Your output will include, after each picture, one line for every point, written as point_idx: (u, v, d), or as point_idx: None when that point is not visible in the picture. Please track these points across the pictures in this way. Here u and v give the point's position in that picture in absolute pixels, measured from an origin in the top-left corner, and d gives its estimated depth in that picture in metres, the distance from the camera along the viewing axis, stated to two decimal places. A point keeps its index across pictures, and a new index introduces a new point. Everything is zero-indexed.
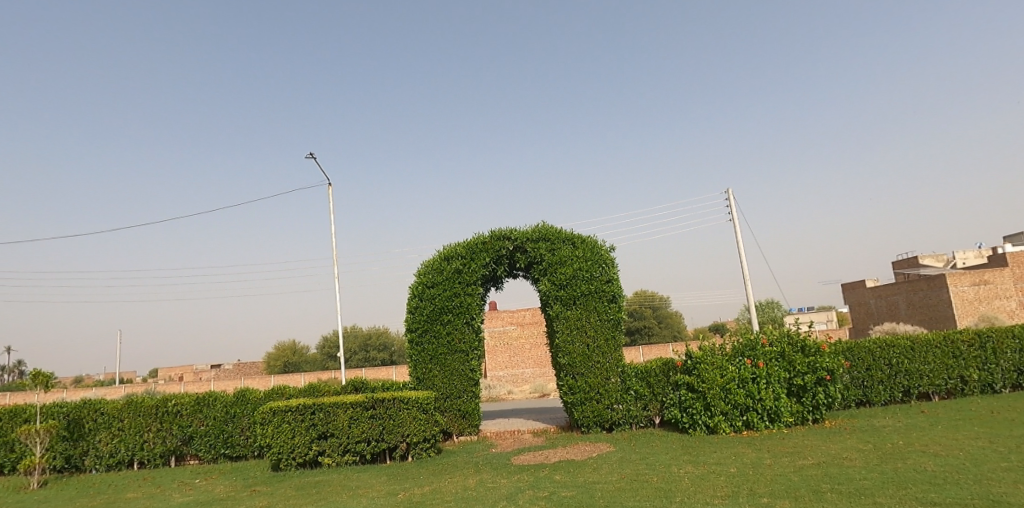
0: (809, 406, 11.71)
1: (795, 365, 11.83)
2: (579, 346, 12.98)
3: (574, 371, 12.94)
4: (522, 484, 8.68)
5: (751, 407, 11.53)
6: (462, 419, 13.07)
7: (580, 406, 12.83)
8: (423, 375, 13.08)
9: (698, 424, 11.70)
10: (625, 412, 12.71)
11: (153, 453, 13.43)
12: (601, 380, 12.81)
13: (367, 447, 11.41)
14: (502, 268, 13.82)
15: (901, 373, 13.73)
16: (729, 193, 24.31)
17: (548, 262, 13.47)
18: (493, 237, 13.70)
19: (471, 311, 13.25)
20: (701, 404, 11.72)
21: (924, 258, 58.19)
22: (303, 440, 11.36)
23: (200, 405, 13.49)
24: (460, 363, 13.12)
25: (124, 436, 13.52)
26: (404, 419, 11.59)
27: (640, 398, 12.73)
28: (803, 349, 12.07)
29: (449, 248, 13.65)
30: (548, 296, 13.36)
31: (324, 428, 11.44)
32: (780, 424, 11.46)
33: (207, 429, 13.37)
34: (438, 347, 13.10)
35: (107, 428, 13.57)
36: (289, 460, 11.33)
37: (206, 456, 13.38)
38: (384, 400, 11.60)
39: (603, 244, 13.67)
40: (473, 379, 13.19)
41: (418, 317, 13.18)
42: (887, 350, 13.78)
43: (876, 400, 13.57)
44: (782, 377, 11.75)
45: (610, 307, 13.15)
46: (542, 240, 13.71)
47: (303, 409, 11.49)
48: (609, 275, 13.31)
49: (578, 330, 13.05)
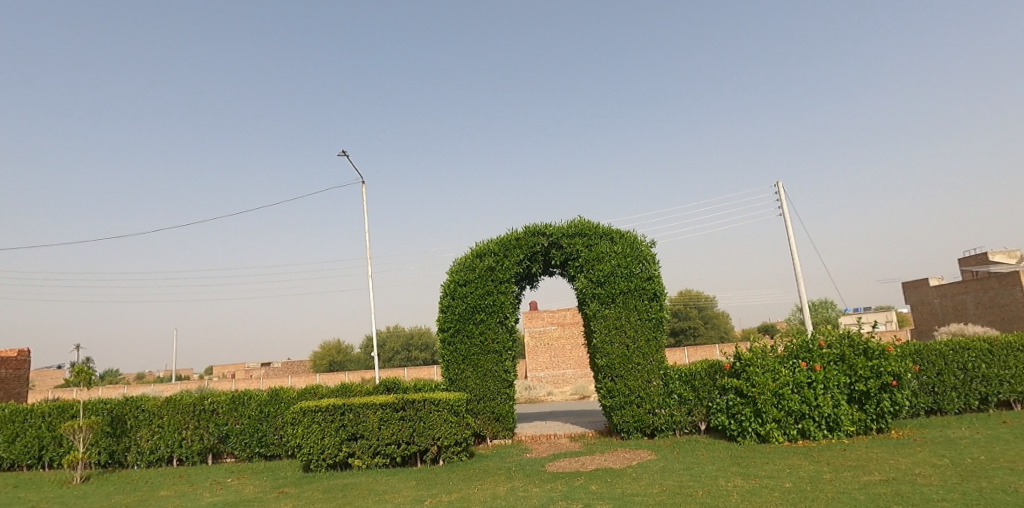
0: (872, 414, 10.69)
1: (856, 369, 10.83)
2: (618, 347, 12.31)
3: (613, 374, 12.28)
4: (555, 495, 8.11)
5: (807, 415, 10.61)
6: (496, 422, 12.60)
7: (620, 410, 12.15)
8: (455, 376, 12.68)
9: (747, 432, 10.86)
10: (668, 417, 11.97)
11: (190, 450, 13.52)
12: (642, 383, 12.10)
13: (397, 450, 11.07)
14: (537, 265, 13.28)
15: (978, 378, 12.46)
16: (778, 187, 23.06)
17: (585, 259, 12.86)
18: (527, 233, 13.17)
19: (505, 310, 12.77)
20: (750, 410, 10.87)
21: (994, 254, 54.33)
22: (332, 441, 11.13)
23: (236, 403, 13.49)
24: (493, 364, 12.66)
25: (163, 433, 13.66)
26: (435, 422, 11.20)
27: (684, 402, 11.96)
28: (865, 352, 11.03)
29: (482, 245, 13.19)
30: (585, 295, 12.74)
31: (354, 429, 11.17)
32: (840, 434, 10.51)
33: (242, 427, 13.36)
34: (470, 347, 12.67)
35: (147, 425, 13.75)
36: (319, 462, 11.13)
37: (242, 454, 13.37)
38: (414, 402, 11.26)
39: (643, 239, 12.95)
40: (507, 380, 12.70)
41: (450, 316, 12.78)
42: (961, 353, 12.53)
43: (949, 408, 12.36)
44: (842, 383, 10.77)
45: (651, 306, 12.43)
46: (579, 236, 13.09)
47: (332, 409, 11.26)
48: (650, 272, 12.58)
49: (616, 330, 12.37)
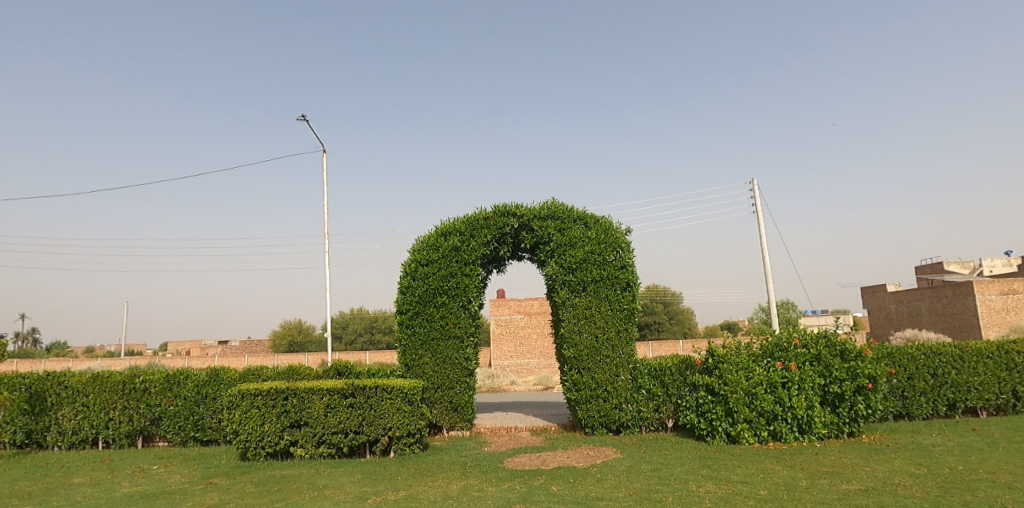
0: (845, 417, 10.31)
1: (831, 370, 10.41)
2: (587, 338, 11.65)
3: (580, 366, 11.62)
4: (512, 496, 7.39)
5: (779, 416, 10.15)
6: (453, 413, 11.82)
7: (585, 404, 11.51)
8: (412, 361, 11.84)
9: (717, 432, 10.35)
10: (635, 413, 11.39)
11: (118, 432, 12.37)
12: (609, 377, 11.48)
13: (344, 440, 10.21)
14: (505, 248, 12.50)
15: (947, 384, 12.25)
16: (754, 184, 22.73)
17: (557, 243, 12.12)
18: (496, 213, 12.36)
19: (468, 293, 11.95)
20: (722, 410, 10.35)
21: (949, 264, 56.02)
22: (273, 428, 10.19)
23: (170, 383, 12.36)
24: (453, 350, 11.85)
25: (88, 413, 12.47)
26: (387, 410, 10.36)
27: (652, 398, 11.41)
28: (841, 353, 10.62)
29: (448, 223, 12.32)
30: (554, 281, 12.02)
31: (297, 416, 10.25)
32: (811, 436, 10.09)
33: (177, 409, 12.28)
34: (430, 332, 11.83)
35: (70, 403, 12.53)
36: (257, 450, 10.18)
37: (175, 439, 12.30)
38: (365, 388, 10.37)
39: (618, 226, 12.29)
40: (467, 369, 11.92)
41: (410, 298, 11.90)
42: (932, 358, 12.29)
43: (917, 413, 12.12)
44: (817, 384, 10.34)
45: (623, 296, 11.80)
46: (551, 219, 12.35)
47: (274, 393, 10.28)
48: (624, 261, 11.94)
49: (586, 320, 11.70)
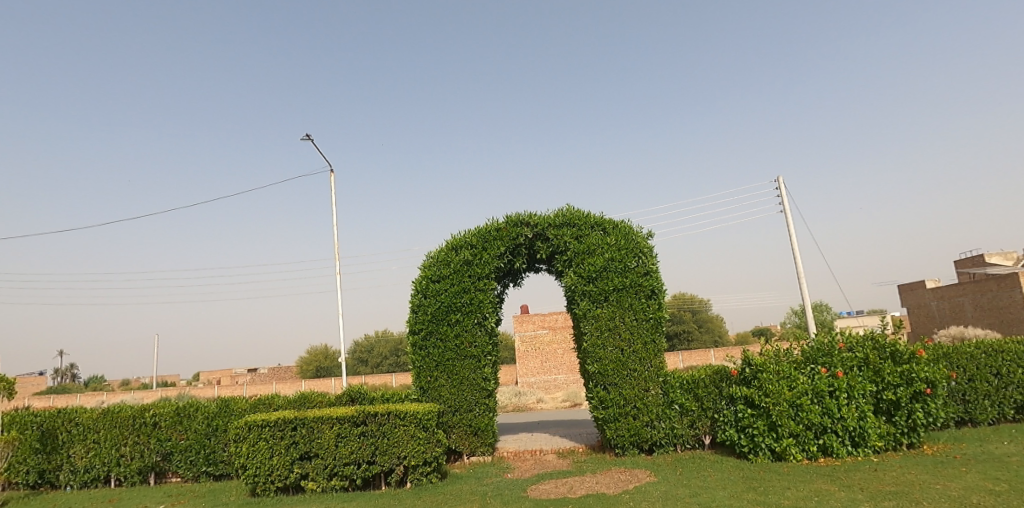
0: (903, 427, 9.34)
1: (884, 375, 9.46)
2: (612, 351, 10.87)
3: (606, 381, 10.84)
4: None
5: (829, 428, 9.22)
6: (474, 437, 11.14)
7: (614, 423, 10.71)
8: (427, 384, 11.20)
9: (760, 449, 9.44)
10: (668, 431, 10.55)
11: (129, 469, 11.94)
12: (638, 392, 10.67)
13: (357, 471, 9.59)
14: (520, 260, 11.86)
15: (1012, 384, 11.14)
16: (779, 182, 21.80)
17: (575, 252, 11.43)
18: (509, 223, 11.74)
19: (483, 310, 11.31)
20: (764, 424, 9.46)
21: (991, 256, 53.46)
22: (282, 461, 9.63)
23: (180, 416, 11.93)
24: (470, 370, 11.19)
25: (99, 450, 12.08)
26: (400, 438, 9.72)
27: (686, 413, 10.57)
28: (893, 356, 9.67)
29: (458, 236, 11.74)
30: (574, 292, 11.30)
31: (307, 447, 9.67)
32: (866, 450, 9.15)
33: (188, 443, 11.82)
34: (444, 352, 11.19)
35: (82, 440, 12.17)
36: (267, 485, 9.61)
37: (187, 474, 11.82)
38: (376, 415, 9.76)
39: (639, 231, 11.56)
40: (486, 390, 11.24)
41: (422, 317, 11.30)
42: (994, 357, 11.20)
43: (982, 418, 11.01)
44: (868, 391, 9.39)
45: (648, 304, 11.03)
46: (567, 226, 11.68)
47: (282, 424, 9.72)
48: (647, 267, 11.19)
49: (610, 332, 10.94)
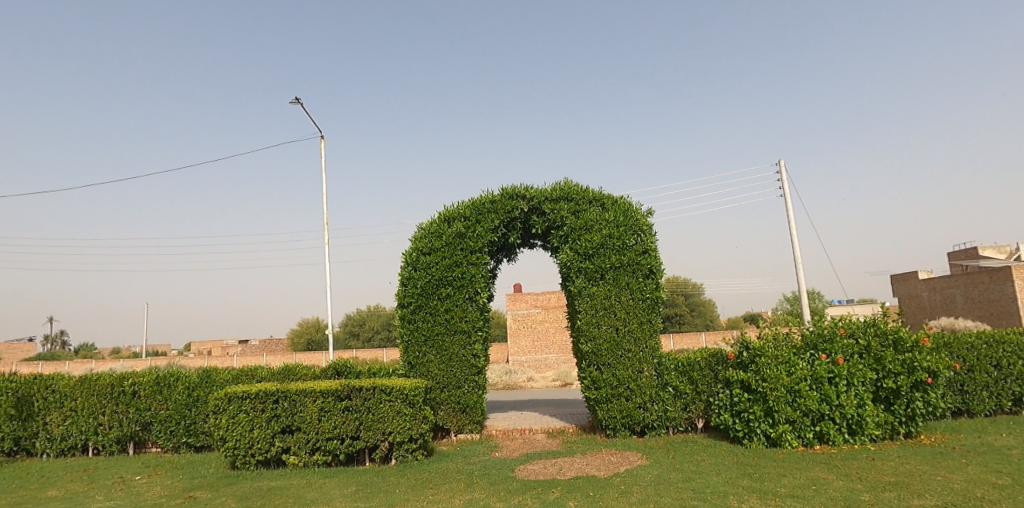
0: (901, 416, 9.12)
1: (885, 363, 9.21)
2: (606, 331, 10.56)
3: (599, 362, 10.55)
4: None
5: (827, 416, 8.99)
6: (462, 414, 10.86)
7: (606, 404, 10.44)
8: (416, 359, 10.88)
9: (755, 434, 9.21)
10: (661, 413, 10.30)
11: (107, 438, 11.63)
12: (632, 373, 10.39)
13: (340, 446, 9.30)
14: (514, 234, 11.49)
15: (1012, 376, 10.94)
16: (780, 166, 21.43)
17: (571, 227, 11.04)
18: (504, 196, 11.32)
19: (475, 284, 10.96)
20: (760, 409, 9.21)
21: (984, 249, 53.57)
22: (263, 434, 9.32)
23: (160, 386, 11.59)
24: (460, 346, 10.86)
25: (76, 418, 11.74)
26: (385, 414, 9.41)
27: (680, 396, 10.32)
28: (895, 344, 9.41)
29: (451, 208, 11.32)
30: (569, 269, 10.95)
31: (289, 421, 9.36)
32: (863, 438, 8.93)
33: (168, 413, 11.50)
34: (434, 327, 10.85)
35: (58, 408, 11.81)
36: (247, 458, 9.31)
37: (167, 445, 11.53)
38: (361, 390, 9.44)
39: (638, 207, 11.18)
40: (475, 367, 10.93)
41: (412, 290, 10.92)
42: (995, 347, 10.97)
43: (978, 409, 10.84)
44: (868, 379, 9.14)
45: (645, 284, 10.69)
46: (564, 201, 11.27)
47: (263, 396, 9.39)
48: (646, 245, 10.83)
49: (605, 311, 10.62)
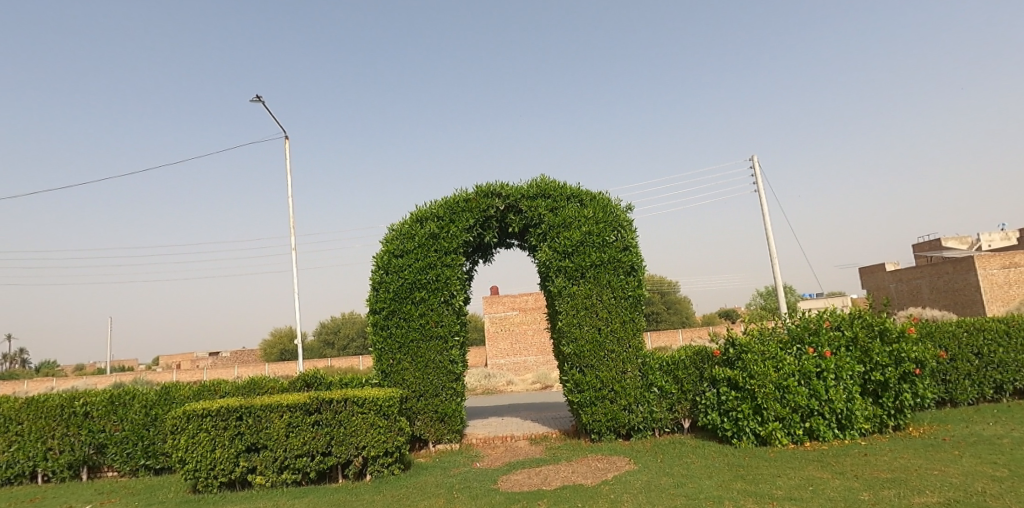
0: (890, 409, 8.95)
1: (872, 355, 9.03)
2: (588, 332, 10.19)
3: (582, 363, 10.17)
4: None
5: (816, 411, 8.76)
6: (440, 423, 10.37)
7: (590, 407, 10.06)
8: (390, 367, 10.35)
9: (744, 433, 8.93)
10: (646, 415, 9.97)
11: (57, 464, 10.80)
12: (616, 374, 10.03)
13: (311, 463, 8.73)
14: (490, 233, 11.06)
15: (993, 364, 10.91)
16: (754, 161, 21.46)
17: (549, 225, 10.66)
18: (478, 194, 10.88)
19: (451, 287, 10.48)
20: (749, 407, 8.93)
21: (947, 240, 55.14)
22: (226, 454, 8.68)
23: (115, 405, 10.82)
24: (436, 352, 10.37)
25: (23, 443, 10.88)
26: (358, 427, 8.88)
27: (666, 396, 10.01)
28: (881, 335, 9.25)
29: (424, 207, 10.82)
30: (548, 268, 10.55)
31: (254, 438, 8.74)
32: (852, 433, 8.73)
33: (124, 435, 10.74)
34: (408, 333, 10.34)
35: (2, 433, 10.92)
36: (208, 481, 8.66)
37: (123, 468, 10.77)
38: (332, 402, 8.88)
39: (618, 203, 10.86)
40: (453, 373, 10.45)
41: (384, 295, 10.39)
42: (976, 335, 10.93)
43: (962, 399, 10.77)
44: (857, 372, 8.94)
45: (627, 281, 10.36)
46: (541, 197, 10.89)
47: (225, 413, 8.75)
48: (627, 241, 10.51)
49: (586, 310, 10.25)
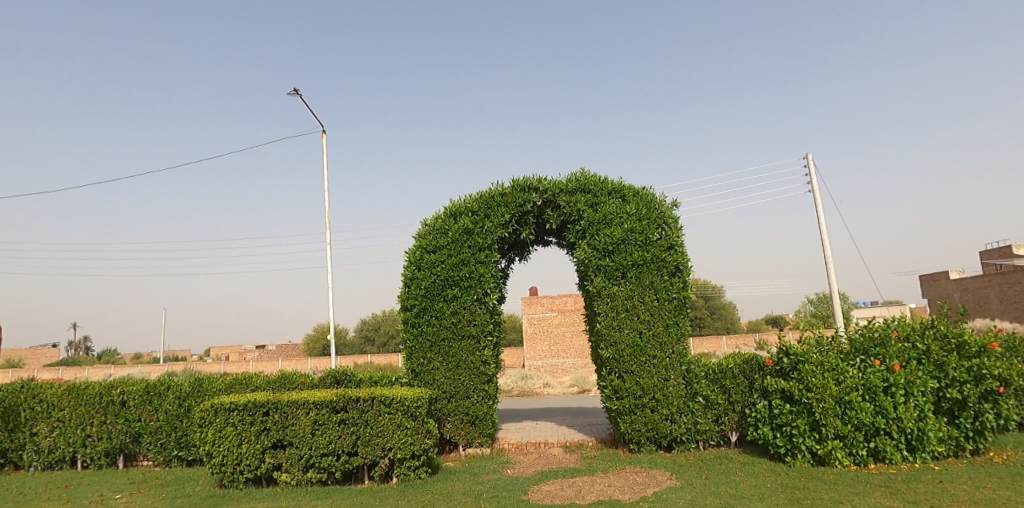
0: (968, 430, 8.01)
1: (948, 370, 8.11)
2: (629, 335, 9.60)
3: (621, 369, 9.58)
4: None
5: (883, 430, 7.92)
6: (471, 426, 9.97)
7: (629, 415, 9.46)
8: (420, 367, 10.01)
9: (800, 451, 8.18)
10: (690, 426, 9.30)
11: (95, 451, 10.94)
12: (657, 382, 9.39)
13: (336, 463, 8.46)
14: (527, 230, 10.59)
15: None
16: (809, 158, 20.27)
17: (589, 222, 10.11)
18: (515, 188, 10.43)
19: (484, 285, 10.07)
20: (805, 423, 8.16)
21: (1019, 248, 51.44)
22: (252, 449, 8.50)
23: (150, 395, 10.88)
24: (468, 352, 9.97)
25: (64, 429, 11.06)
26: (385, 428, 8.56)
27: (712, 407, 9.32)
28: (959, 349, 8.31)
29: (458, 202, 10.44)
30: (587, 267, 10.00)
31: (279, 435, 8.53)
32: (924, 455, 7.86)
33: (159, 425, 10.78)
34: (439, 331, 9.97)
35: (45, 418, 11.14)
36: (234, 476, 8.51)
37: (157, 458, 10.82)
38: (359, 401, 8.59)
39: (662, 199, 10.21)
40: (485, 374, 10.03)
41: (416, 292, 10.05)
42: None
43: None
44: (930, 389, 8.04)
45: (671, 283, 9.72)
46: (581, 192, 10.35)
47: (252, 408, 8.58)
48: (671, 240, 9.86)
49: (627, 313, 9.65)
